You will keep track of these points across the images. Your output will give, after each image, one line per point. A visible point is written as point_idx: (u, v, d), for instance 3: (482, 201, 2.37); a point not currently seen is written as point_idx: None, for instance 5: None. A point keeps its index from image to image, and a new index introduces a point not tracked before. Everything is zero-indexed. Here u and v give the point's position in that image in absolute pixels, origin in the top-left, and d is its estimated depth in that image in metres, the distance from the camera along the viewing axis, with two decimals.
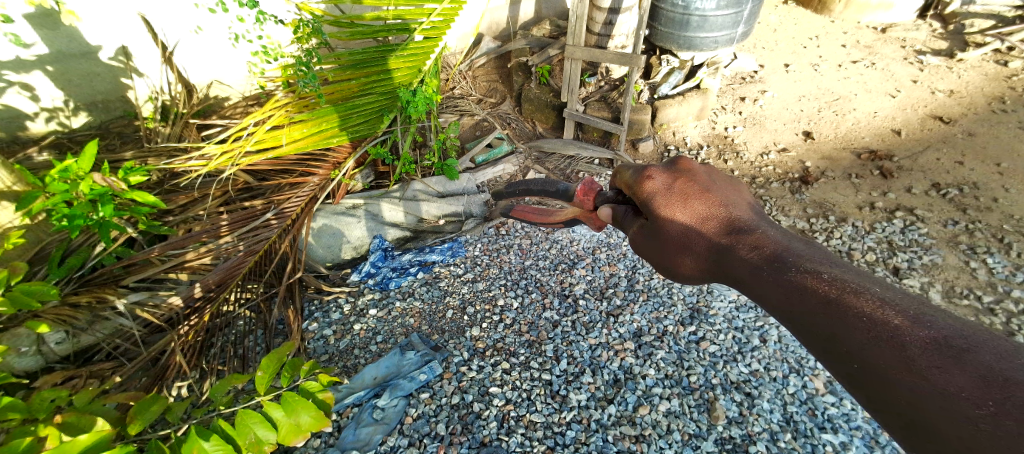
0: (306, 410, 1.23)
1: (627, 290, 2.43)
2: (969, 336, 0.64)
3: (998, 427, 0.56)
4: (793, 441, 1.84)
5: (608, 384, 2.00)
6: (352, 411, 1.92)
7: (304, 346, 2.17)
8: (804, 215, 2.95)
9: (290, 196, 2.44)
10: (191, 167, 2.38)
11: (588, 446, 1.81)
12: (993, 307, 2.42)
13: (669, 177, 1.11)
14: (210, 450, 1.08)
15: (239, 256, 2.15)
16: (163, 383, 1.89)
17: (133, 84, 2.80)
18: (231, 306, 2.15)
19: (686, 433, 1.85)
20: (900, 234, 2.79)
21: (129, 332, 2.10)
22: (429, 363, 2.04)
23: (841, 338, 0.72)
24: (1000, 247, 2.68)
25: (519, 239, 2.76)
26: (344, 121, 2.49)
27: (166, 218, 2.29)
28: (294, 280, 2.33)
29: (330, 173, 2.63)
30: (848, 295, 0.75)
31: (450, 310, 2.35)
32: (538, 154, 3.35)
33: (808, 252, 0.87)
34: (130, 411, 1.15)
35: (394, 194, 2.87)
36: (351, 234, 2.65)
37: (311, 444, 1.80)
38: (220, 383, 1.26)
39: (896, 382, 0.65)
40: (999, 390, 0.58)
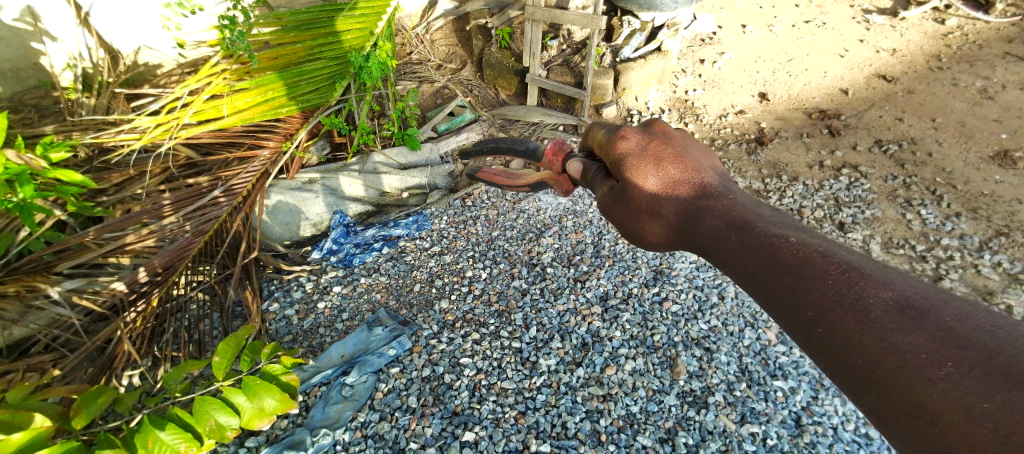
0: (270, 394, 1.24)
1: (593, 256, 2.47)
2: (929, 297, 0.60)
3: (956, 388, 0.51)
4: (748, 389, 1.94)
5: (576, 349, 2.05)
6: (319, 390, 1.90)
7: (265, 328, 2.11)
8: (759, 175, 3.06)
9: (239, 172, 2.29)
10: (122, 142, 2.27)
11: (558, 408, 1.85)
12: (926, 255, 2.60)
13: (638, 143, 1.10)
14: (167, 439, 1.10)
15: (187, 237, 2.04)
16: (112, 373, 1.82)
17: (46, 50, 2.54)
18: (182, 289, 2.05)
19: (651, 389, 1.92)
20: (845, 190, 2.94)
21: (69, 322, 1.95)
22: (398, 338, 2.03)
23: (800, 301, 0.67)
24: (933, 199, 2.87)
25: (485, 210, 2.74)
26: (292, 89, 2.37)
27: (98, 198, 2.16)
28: (250, 261, 2.22)
29: (281, 145, 2.47)
30: (812, 257, 0.70)
31: (417, 284, 2.32)
32: (502, 122, 3.32)
33: (773, 216, 0.84)
34: (75, 404, 1.15)
35: (353, 167, 2.79)
36: (309, 210, 2.58)
37: (277, 425, 1.78)
38: (175, 369, 1.27)
39: (854, 343, 0.60)
40: (956, 350, 0.53)
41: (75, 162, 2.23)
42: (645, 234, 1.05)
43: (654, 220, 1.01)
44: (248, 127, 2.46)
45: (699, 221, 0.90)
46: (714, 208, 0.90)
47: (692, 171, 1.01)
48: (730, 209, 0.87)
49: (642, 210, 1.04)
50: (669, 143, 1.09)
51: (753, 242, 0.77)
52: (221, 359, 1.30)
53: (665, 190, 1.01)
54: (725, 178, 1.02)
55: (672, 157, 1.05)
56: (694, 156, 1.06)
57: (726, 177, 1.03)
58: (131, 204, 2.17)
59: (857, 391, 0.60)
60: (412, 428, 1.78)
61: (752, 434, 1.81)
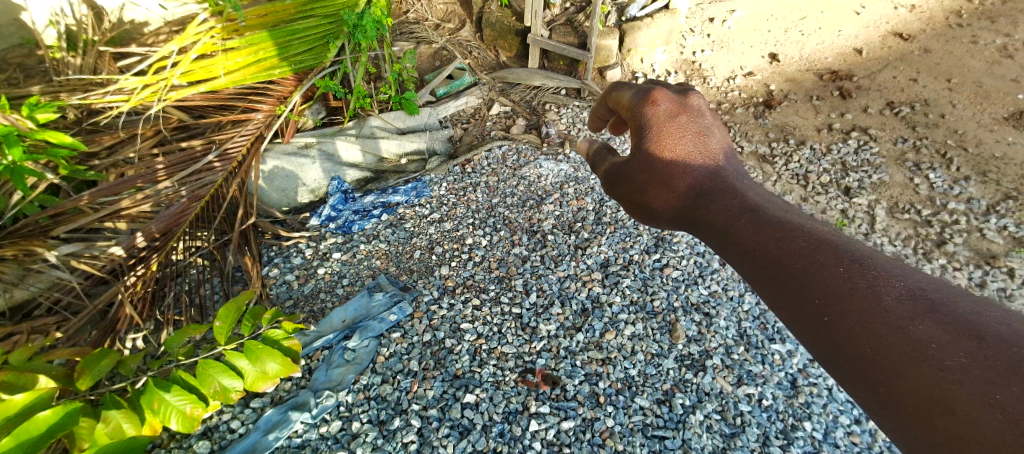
0: (271, 359, 1.28)
1: (594, 223, 2.47)
2: (944, 291, 0.62)
3: (968, 377, 0.53)
4: (746, 352, 1.97)
5: (576, 314, 2.08)
6: (321, 354, 1.94)
7: (267, 293, 2.15)
8: (765, 139, 3.01)
9: (233, 135, 2.32)
10: (111, 103, 2.21)
11: (558, 371, 1.89)
12: (931, 220, 2.58)
13: (660, 110, 1.09)
14: (172, 400, 1.22)
15: (183, 203, 2.08)
16: (115, 336, 1.86)
17: (27, 7, 2.52)
18: (181, 255, 2.09)
19: (650, 353, 1.95)
20: (853, 154, 2.88)
21: (69, 286, 1.97)
22: (399, 304, 2.07)
23: (811, 287, 0.70)
24: (942, 163, 2.81)
25: (485, 177, 2.73)
26: (285, 49, 2.45)
27: (91, 162, 2.15)
28: (248, 227, 2.27)
29: (275, 108, 2.48)
30: (824, 247, 0.73)
31: (417, 251, 2.35)
32: (502, 86, 3.27)
33: (784, 204, 0.88)
34: (80, 367, 1.24)
35: (349, 131, 2.78)
36: (306, 177, 2.59)
37: (281, 386, 1.82)
38: (177, 334, 1.30)
39: (865, 332, 0.63)
40: (970, 340, 0.55)
41: (64, 123, 2.19)
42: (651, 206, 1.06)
43: (662, 191, 1.04)
44: (241, 90, 2.45)
45: (706, 198, 0.95)
46: (721, 187, 0.95)
47: (700, 147, 1.05)
48: (738, 192, 0.93)
49: (651, 180, 1.05)
50: (685, 113, 1.09)
51: (766, 226, 0.81)
52: (224, 323, 1.32)
53: (675, 161, 1.03)
54: (733, 159, 1.05)
55: (686, 129, 1.07)
56: (705, 130, 1.08)
57: (734, 158, 1.06)
58: (125, 168, 2.18)
59: (865, 380, 0.62)
60: (413, 390, 1.82)
61: (749, 395, 1.84)
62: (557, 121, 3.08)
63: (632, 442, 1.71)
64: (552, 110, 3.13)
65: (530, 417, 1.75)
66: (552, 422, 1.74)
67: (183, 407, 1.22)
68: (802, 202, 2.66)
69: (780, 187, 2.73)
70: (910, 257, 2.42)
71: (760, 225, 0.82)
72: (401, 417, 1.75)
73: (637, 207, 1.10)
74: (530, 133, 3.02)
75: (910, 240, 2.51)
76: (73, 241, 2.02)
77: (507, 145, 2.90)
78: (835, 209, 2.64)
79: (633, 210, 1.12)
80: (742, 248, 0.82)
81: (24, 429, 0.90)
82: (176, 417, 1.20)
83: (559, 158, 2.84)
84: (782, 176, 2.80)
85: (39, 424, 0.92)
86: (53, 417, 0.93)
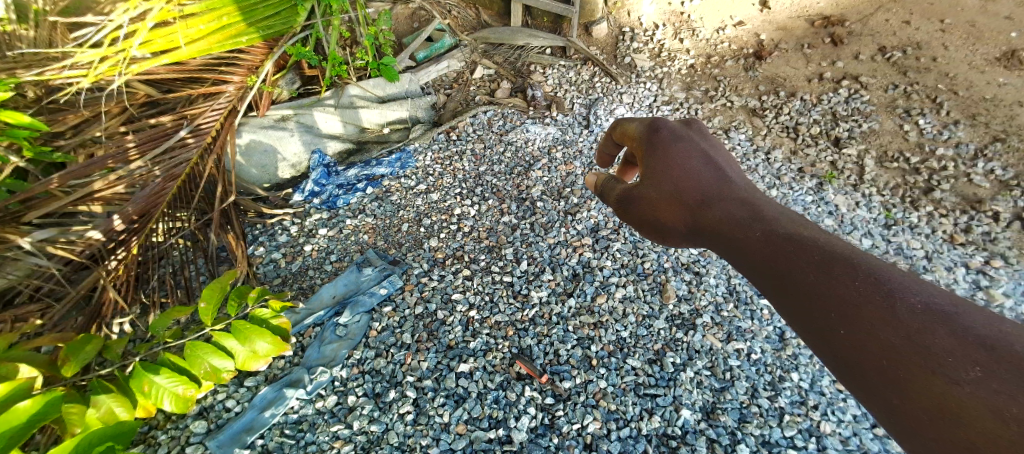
0: (260, 339, 1.46)
1: (583, 188, 2.47)
2: (956, 304, 0.64)
3: (981, 388, 0.55)
4: (735, 309, 2.02)
5: (568, 280, 2.11)
6: (313, 331, 1.97)
7: (254, 272, 2.15)
8: (755, 92, 2.96)
9: (205, 110, 2.32)
10: (69, 79, 2.10)
11: (550, 337, 1.93)
12: (919, 167, 2.57)
13: (663, 132, 1.15)
14: (162, 381, 1.39)
15: (158, 183, 2.06)
16: (102, 321, 1.91)
17: None
18: (162, 236, 2.09)
19: (641, 314, 2.00)
20: (844, 104, 2.84)
21: (48, 271, 1.93)
22: (389, 277, 2.09)
23: (829, 302, 0.72)
24: (932, 108, 2.77)
25: (471, 144, 2.70)
26: (249, 14, 2.42)
27: (57, 142, 2.08)
28: (228, 205, 2.26)
29: (247, 79, 2.48)
30: (840, 261, 0.75)
31: (405, 224, 2.35)
32: (485, 47, 3.16)
33: (795, 218, 0.91)
34: (65, 355, 1.40)
35: (328, 101, 2.75)
36: (286, 151, 2.59)
37: (275, 364, 1.86)
38: (164, 317, 1.48)
39: (881, 346, 0.65)
40: (983, 354, 0.57)
41: (24, 102, 2.08)
42: (665, 224, 1.10)
43: (674, 209, 1.08)
44: (208, 61, 2.40)
45: (716, 213, 0.99)
46: (732, 203, 0.99)
47: (705, 165, 1.10)
48: (749, 207, 0.97)
49: (661, 199, 1.09)
50: (690, 136, 1.15)
51: (778, 242, 0.84)
52: (208, 303, 1.50)
53: (684, 180, 1.08)
54: (741, 176, 1.10)
55: (692, 150, 1.13)
56: (709, 151, 1.14)
57: (742, 175, 1.11)
58: (94, 148, 2.12)
59: (882, 391, 0.64)
60: (407, 362, 1.86)
61: (738, 350, 1.90)
62: (542, 83, 3.02)
63: (625, 402, 1.75)
64: (537, 72, 3.07)
65: (522, 383, 1.79)
66: (546, 385, 1.79)
67: (175, 388, 1.39)
68: (791, 156, 2.66)
69: (770, 141, 2.73)
70: (896, 206, 2.44)
71: (772, 240, 0.85)
72: (396, 389, 1.79)
73: (652, 227, 1.13)
74: (515, 96, 2.96)
75: (898, 189, 2.51)
76: (47, 227, 1.99)
77: (492, 110, 2.87)
78: (824, 162, 2.63)
79: (648, 230, 1.15)
80: (757, 264, 0.85)
81: (7, 419, 1.03)
82: (170, 398, 1.38)
83: (546, 122, 2.81)
84: (771, 129, 2.78)
85: (21, 414, 1.06)
86: (34, 406, 1.08)
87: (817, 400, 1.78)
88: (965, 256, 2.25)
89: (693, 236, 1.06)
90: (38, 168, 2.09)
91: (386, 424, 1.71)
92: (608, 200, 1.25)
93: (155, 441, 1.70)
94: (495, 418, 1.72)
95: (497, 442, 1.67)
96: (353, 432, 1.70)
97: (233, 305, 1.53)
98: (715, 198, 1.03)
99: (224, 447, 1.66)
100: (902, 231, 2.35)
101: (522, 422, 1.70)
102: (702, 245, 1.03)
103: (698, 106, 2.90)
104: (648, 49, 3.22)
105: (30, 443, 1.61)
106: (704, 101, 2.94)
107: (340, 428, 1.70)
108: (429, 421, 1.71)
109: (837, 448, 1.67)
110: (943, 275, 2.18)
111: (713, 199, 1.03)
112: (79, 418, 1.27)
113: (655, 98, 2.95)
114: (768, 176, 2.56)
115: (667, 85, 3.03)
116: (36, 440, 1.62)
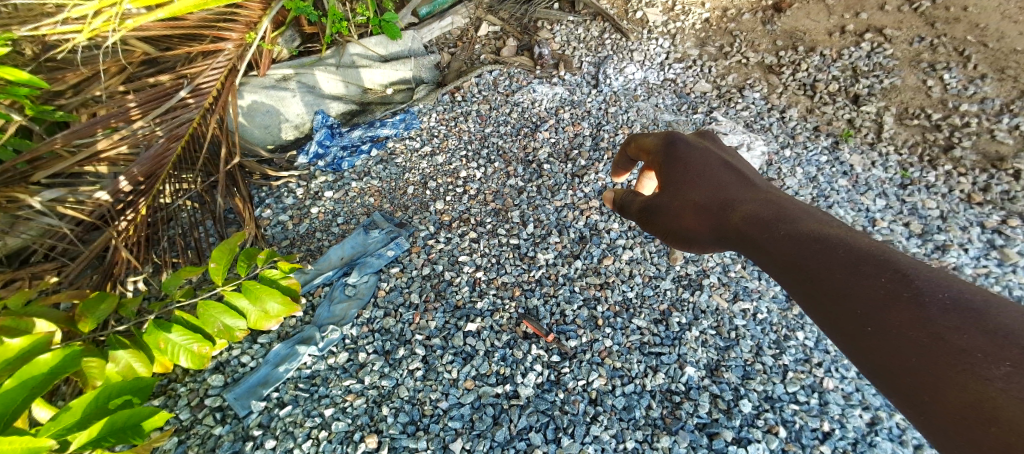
0: (272, 299, 1.51)
1: (591, 150, 2.44)
2: (987, 299, 0.61)
3: (1013, 385, 0.52)
4: (743, 270, 2.01)
5: (574, 242, 2.12)
6: (322, 290, 2.02)
7: (262, 234, 2.19)
8: (772, 48, 2.84)
9: (204, 69, 2.30)
10: (66, 35, 2.07)
11: (557, 297, 1.95)
12: (940, 124, 2.48)
13: (679, 145, 1.21)
14: (176, 338, 1.44)
15: (162, 143, 2.10)
16: (116, 280, 1.94)
17: None
18: (169, 198, 2.14)
19: (647, 275, 2.01)
20: (866, 58, 2.71)
21: (61, 232, 2.01)
22: (396, 240, 2.12)
23: (852, 299, 0.71)
24: (959, 62, 2.64)
25: (477, 105, 2.66)
26: None
27: (58, 101, 2.10)
28: (233, 167, 2.28)
29: (245, 36, 2.43)
30: (863, 256, 0.73)
31: (411, 187, 2.35)
32: (490, 3, 3.09)
33: (817, 215, 0.90)
34: (80, 311, 1.46)
35: (329, 60, 2.73)
36: (288, 112, 2.58)
37: (286, 322, 1.92)
38: (174, 277, 1.53)
39: (906, 342, 0.63)
40: (1018, 351, 0.54)
41: (21, 60, 2.08)
42: (688, 230, 1.11)
43: (694, 214, 1.09)
44: (207, 17, 2.36)
45: (735, 212, 1.00)
46: (749, 202, 1.00)
47: (723, 171, 1.13)
48: (771, 205, 0.96)
49: (681, 206, 1.12)
50: (704, 147, 1.19)
51: (799, 239, 0.83)
52: (218, 264, 1.54)
53: (701, 186, 1.11)
54: (760, 180, 1.11)
55: (707, 158, 1.17)
56: (727, 159, 1.17)
57: (762, 179, 1.12)
58: (95, 107, 2.13)
59: (910, 391, 0.61)
60: (416, 321, 1.90)
61: (744, 310, 1.91)
62: (550, 40, 2.93)
63: (630, 359, 1.79)
64: (544, 28, 2.98)
65: (529, 342, 1.83)
66: (552, 344, 1.83)
67: (190, 346, 1.45)
68: (807, 114, 2.58)
69: (785, 100, 2.64)
70: (914, 165, 2.37)
71: (791, 239, 0.84)
72: (405, 347, 1.84)
73: (675, 237, 1.15)
74: (521, 55, 2.89)
75: (917, 147, 2.43)
76: (55, 187, 2.03)
77: (498, 69, 2.81)
78: (841, 120, 2.55)
79: (672, 241, 1.17)
80: (777, 264, 0.85)
81: (29, 370, 1.07)
82: (185, 354, 1.45)
83: (554, 82, 2.74)
84: (788, 87, 2.68)
85: (42, 366, 1.09)
86: (55, 360, 1.12)
87: (821, 358, 1.80)
88: (982, 216, 2.20)
89: (718, 241, 1.05)
90: (41, 128, 2.10)
91: (397, 379, 1.77)
92: (629, 212, 1.27)
93: (175, 393, 1.78)
94: (502, 374, 1.76)
95: (504, 397, 1.71)
96: (364, 386, 1.76)
97: (242, 266, 1.57)
98: (733, 199, 1.04)
99: (241, 399, 1.73)
100: (918, 191, 2.29)
101: (528, 379, 1.74)
102: (726, 248, 1.03)
103: (712, 63, 2.81)
104: (661, 2, 3.09)
105: (56, 394, 1.70)
106: (719, 58, 2.84)
107: (351, 383, 1.76)
108: (438, 377, 1.76)
109: (839, 403, 1.69)
110: (957, 235, 2.14)
111: (732, 199, 1.04)
112: (99, 371, 1.38)
113: (667, 55, 2.85)
114: (782, 135, 2.50)
115: (680, 41, 2.92)
116: (62, 391, 1.71)
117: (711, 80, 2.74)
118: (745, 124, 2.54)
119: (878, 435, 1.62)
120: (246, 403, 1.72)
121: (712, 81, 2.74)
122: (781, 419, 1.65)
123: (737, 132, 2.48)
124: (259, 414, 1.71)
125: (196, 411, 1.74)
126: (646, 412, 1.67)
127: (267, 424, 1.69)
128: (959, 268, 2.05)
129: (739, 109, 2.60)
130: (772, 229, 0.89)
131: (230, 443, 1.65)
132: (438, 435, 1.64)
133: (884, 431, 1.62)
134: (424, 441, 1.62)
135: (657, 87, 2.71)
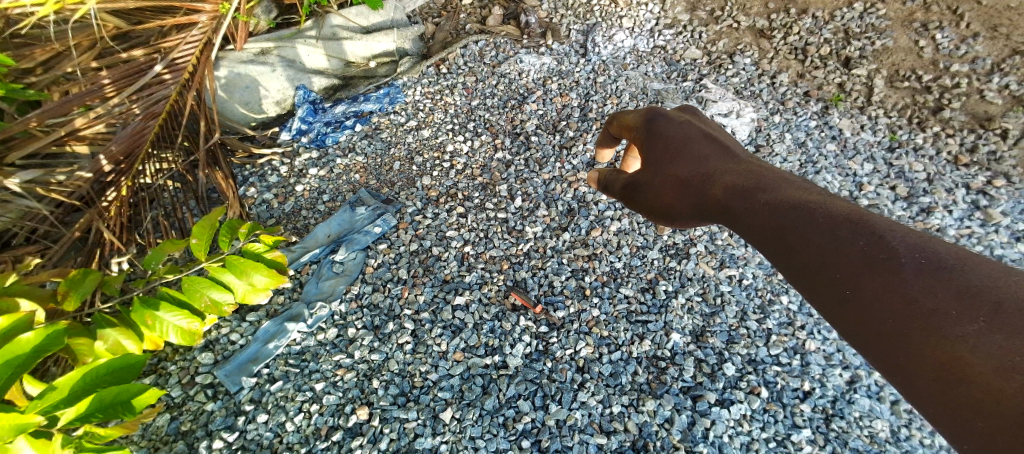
0: (257, 273, 1.52)
1: (580, 120, 2.42)
2: (961, 257, 0.63)
3: (983, 342, 0.54)
4: (730, 238, 2.02)
5: (562, 215, 2.12)
6: (310, 268, 2.02)
7: (247, 213, 2.18)
8: (765, 11, 2.77)
9: (179, 43, 2.23)
10: (30, 9, 2.01)
11: (545, 269, 1.97)
12: (931, 86, 2.46)
13: (659, 122, 1.22)
14: (166, 314, 1.45)
15: (139, 121, 2.05)
16: (101, 260, 1.97)
17: None
18: (151, 179, 2.14)
19: (635, 246, 2.02)
20: (858, 19, 2.65)
21: (41, 214, 1.99)
22: (383, 216, 2.11)
23: (830, 266, 0.72)
24: (953, 21, 2.59)
25: (463, 77, 2.62)
26: None
27: (28, 79, 2.04)
28: (214, 145, 2.24)
29: (219, 8, 2.34)
30: (839, 223, 0.74)
31: (397, 163, 2.33)
32: None
33: (795, 183, 0.91)
34: (66, 287, 1.48)
35: (309, 33, 2.68)
36: (269, 87, 2.53)
37: (274, 300, 1.93)
38: (156, 252, 1.52)
39: (881, 306, 0.64)
40: (987, 307, 0.56)
41: None
42: (669, 206, 1.13)
43: (676, 189, 1.10)
44: None
45: (715, 184, 1.01)
46: (730, 174, 1.01)
47: (704, 144, 1.13)
48: (753, 176, 0.96)
49: (664, 182, 1.12)
50: (685, 122, 1.20)
51: (779, 209, 0.84)
52: (200, 240, 1.54)
53: (684, 161, 1.11)
54: (741, 151, 1.12)
55: (687, 132, 1.17)
56: (708, 132, 1.18)
57: (743, 151, 1.13)
58: (67, 85, 2.09)
59: (884, 352, 0.63)
60: (404, 296, 1.92)
61: (730, 276, 1.93)
62: (536, 8, 2.86)
63: (617, 328, 1.81)
64: None
65: (517, 314, 1.85)
66: (540, 315, 1.85)
67: (179, 322, 1.47)
68: (798, 79, 2.55)
69: (776, 65, 2.60)
70: (903, 128, 2.36)
71: (772, 210, 0.85)
72: (394, 322, 1.86)
73: (658, 213, 1.16)
74: (507, 23, 2.83)
75: (906, 110, 2.42)
76: (32, 168, 2.02)
77: (484, 40, 2.75)
78: (831, 84, 2.52)
79: (655, 217, 1.18)
80: (760, 235, 0.86)
81: (9, 350, 1.08)
82: (175, 331, 1.47)
83: (541, 51, 2.69)
84: (779, 51, 2.64)
85: (24, 345, 1.10)
86: (37, 338, 1.11)
87: (804, 321, 1.83)
88: (968, 177, 2.21)
89: (700, 216, 1.06)
90: (12, 107, 2.06)
91: (387, 353, 1.79)
92: (614, 192, 1.29)
93: (166, 371, 1.80)
94: (491, 345, 1.79)
95: (494, 367, 1.74)
96: (354, 361, 1.78)
97: (224, 239, 1.56)
98: (715, 171, 1.04)
99: (232, 375, 1.76)
100: (906, 154, 2.29)
101: (516, 349, 1.76)
102: (708, 221, 1.04)
103: (703, 28, 2.76)
104: None
105: (47, 374, 1.73)
106: (709, 23, 2.78)
107: (341, 357, 1.79)
108: (428, 349, 1.79)
109: (820, 364, 1.74)
110: (942, 197, 2.15)
111: (712, 171, 1.04)
112: (87, 348, 1.36)
113: (657, 21, 2.79)
114: (771, 102, 2.47)
115: (670, 6, 2.85)
116: (53, 372, 1.74)
117: (701, 46, 2.70)
118: (736, 90, 2.51)
119: (856, 393, 1.67)
120: (238, 379, 1.75)
121: (702, 48, 2.70)
122: (763, 381, 1.69)
123: (727, 100, 2.46)
124: (250, 389, 1.74)
125: (188, 388, 1.76)
126: (631, 377, 1.71)
127: (259, 399, 1.72)
128: (943, 230, 2.06)
129: (729, 76, 2.56)
130: (754, 201, 0.89)
131: (223, 418, 1.68)
132: (429, 405, 1.67)
133: (862, 389, 1.68)
134: (414, 412, 1.65)
135: (646, 55, 2.67)
